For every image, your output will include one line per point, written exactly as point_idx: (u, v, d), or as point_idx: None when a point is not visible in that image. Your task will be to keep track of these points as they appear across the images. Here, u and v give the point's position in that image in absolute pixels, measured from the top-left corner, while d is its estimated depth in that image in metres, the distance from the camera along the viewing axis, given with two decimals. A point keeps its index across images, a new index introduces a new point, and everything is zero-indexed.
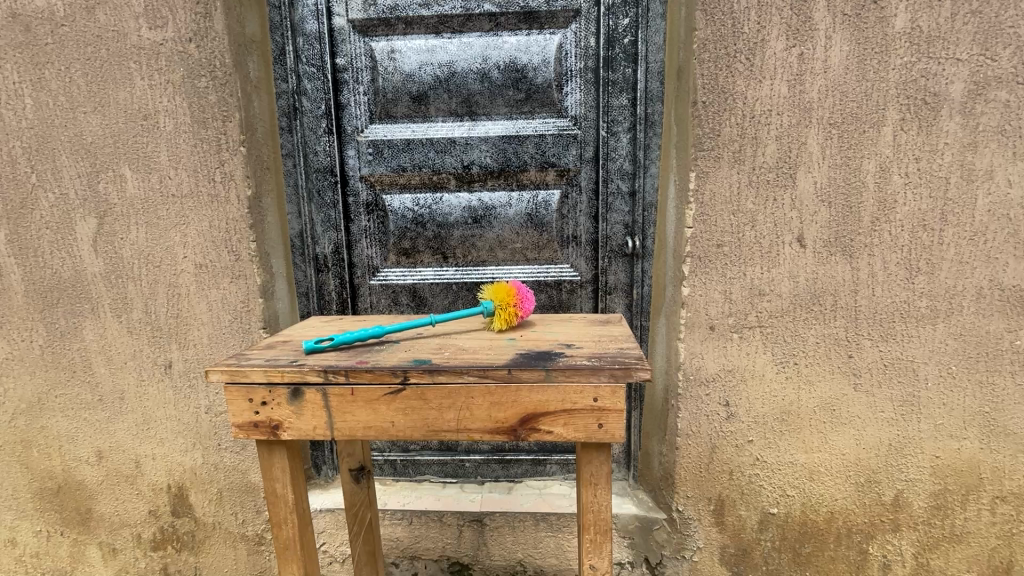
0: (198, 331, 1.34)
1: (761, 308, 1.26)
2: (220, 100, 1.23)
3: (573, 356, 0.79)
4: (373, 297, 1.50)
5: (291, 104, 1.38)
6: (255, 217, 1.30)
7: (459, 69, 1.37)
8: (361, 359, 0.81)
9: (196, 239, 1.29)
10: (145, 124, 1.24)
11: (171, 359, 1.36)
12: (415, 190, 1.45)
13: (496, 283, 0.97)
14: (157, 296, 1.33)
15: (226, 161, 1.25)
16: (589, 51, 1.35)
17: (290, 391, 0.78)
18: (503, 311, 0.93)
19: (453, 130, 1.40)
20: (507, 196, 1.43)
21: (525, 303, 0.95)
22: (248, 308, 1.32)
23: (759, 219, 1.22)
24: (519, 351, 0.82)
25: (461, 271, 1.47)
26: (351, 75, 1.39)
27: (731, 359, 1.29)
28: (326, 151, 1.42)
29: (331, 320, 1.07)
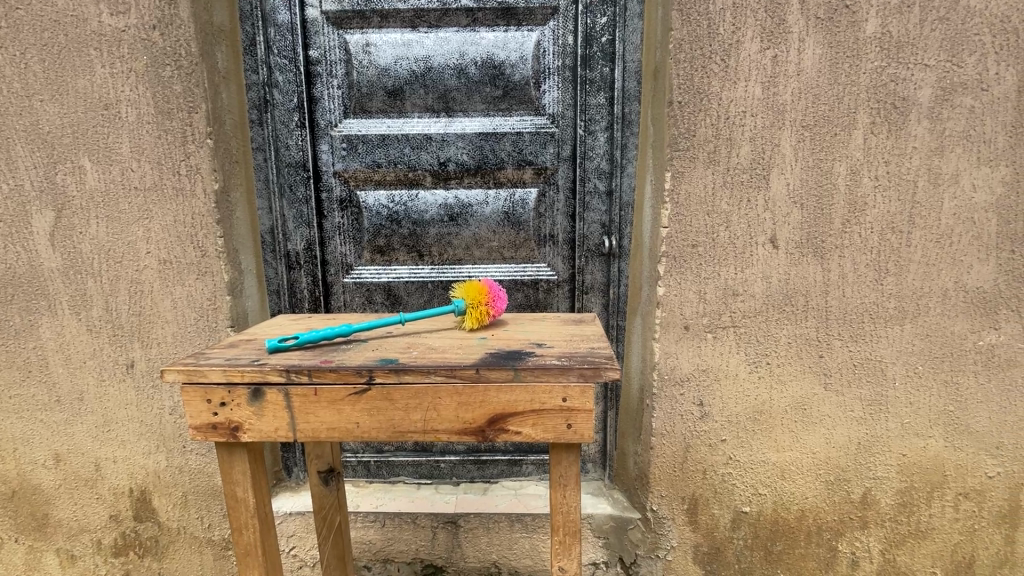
0: (162, 329, 1.30)
1: (735, 308, 1.27)
2: (186, 90, 1.19)
3: (544, 356, 0.78)
4: (346, 295, 1.47)
5: (261, 96, 1.34)
6: (223, 212, 1.26)
7: (435, 64, 1.35)
8: (326, 358, 0.79)
9: (159, 234, 1.25)
10: (106, 113, 1.20)
11: (134, 359, 1.32)
12: (390, 186, 1.42)
13: (468, 282, 0.95)
14: (119, 293, 1.28)
15: (192, 153, 1.21)
16: (567, 49, 1.34)
17: (250, 392, 0.75)
18: (474, 310, 0.91)
19: (429, 127, 1.38)
20: (484, 194, 1.42)
21: (497, 302, 0.94)
22: (214, 306, 1.28)
23: (733, 220, 1.23)
24: (489, 351, 0.81)
25: (436, 269, 1.45)
26: (325, 68, 1.36)
27: (705, 359, 1.29)
28: (298, 146, 1.38)
29: (299, 319, 1.05)
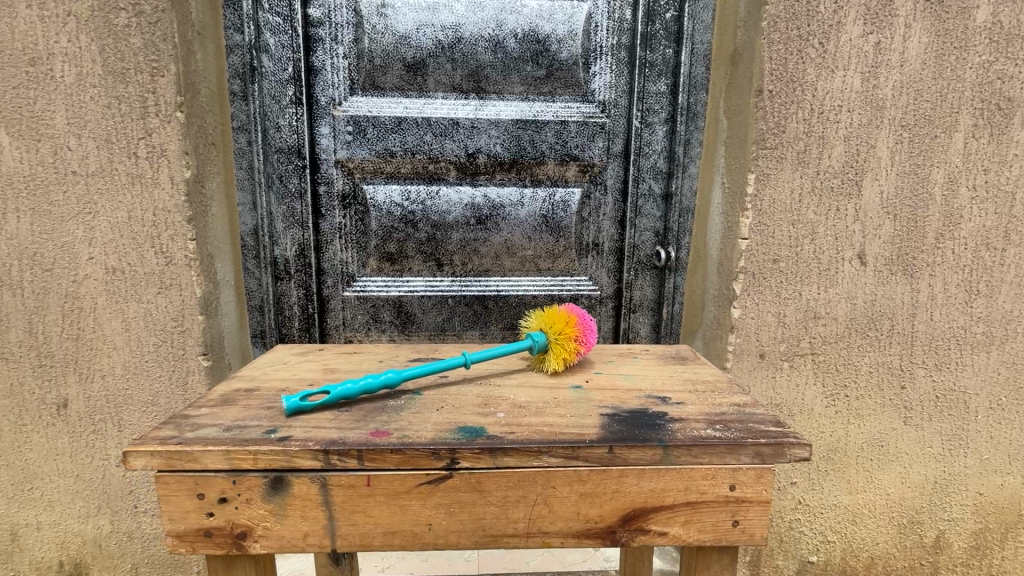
0: (109, 358, 0.99)
1: (816, 332, 1.10)
2: (147, 45, 0.89)
3: (686, 421, 0.56)
4: (346, 312, 1.21)
5: (246, 62, 1.06)
6: (195, 208, 0.97)
7: (466, 34, 1.11)
8: (377, 426, 0.54)
9: (108, 234, 0.95)
10: (31, 70, 0.88)
11: (68, 396, 1.01)
12: (405, 180, 1.17)
13: (551, 309, 0.73)
14: (48, 311, 0.97)
15: (155, 129, 0.92)
16: (623, 26, 1.14)
17: (268, 481, 0.50)
18: (560, 346, 0.69)
19: (456, 110, 1.14)
20: (518, 193, 1.19)
21: (587, 339, 0.71)
22: (182, 329, 0.99)
23: (819, 231, 1.05)
24: (602, 412, 0.58)
25: (458, 282, 1.21)
26: (328, 31, 1.09)
27: (780, 392, 1.11)
28: (291, 127, 1.11)
29: (308, 353, 0.79)
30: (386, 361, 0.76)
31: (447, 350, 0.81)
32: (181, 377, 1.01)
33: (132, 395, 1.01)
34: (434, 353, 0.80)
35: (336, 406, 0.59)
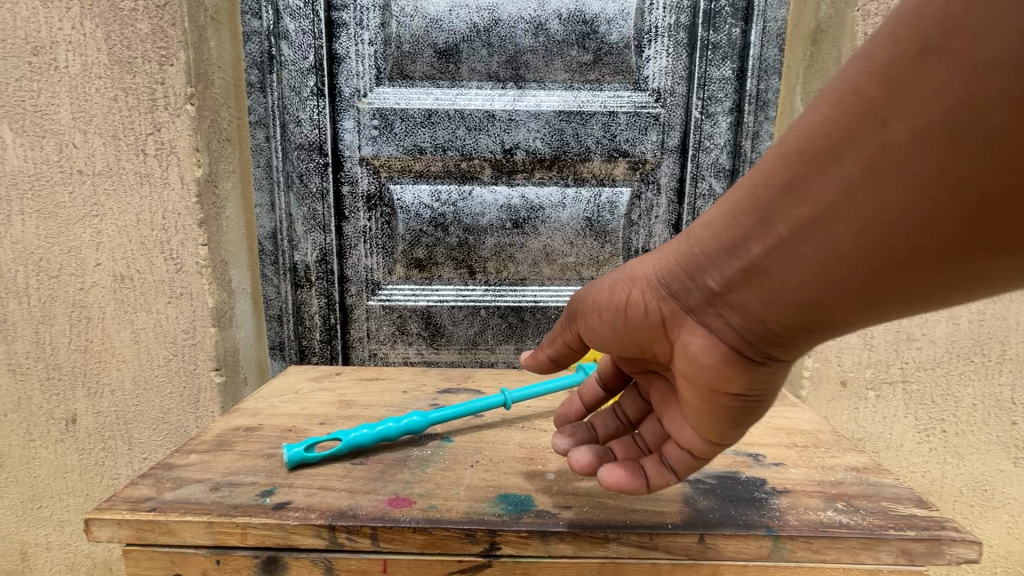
0: (118, 372, 0.92)
1: (910, 357, 0.93)
2: (156, 31, 0.81)
3: (794, 495, 0.43)
4: (371, 323, 1.11)
5: (265, 51, 0.97)
6: (207, 210, 0.89)
7: (504, 16, 1.00)
8: (398, 490, 0.43)
9: (115, 239, 0.87)
10: (33, 60, 0.81)
11: (76, 412, 0.94)
12: (434, 179, 1.06)
13: None
14: (55, 321, 0.90)
15: (165, 124, 0.84)
16: (683, 2, 1.00)
17: (260, 562, 0.40)
18: None
19: (492, 101, 1.03)
20: (560, 193, 1.07)
21: None
22: (194, 342, 0.91)
23: None
24: (680, 477, 0.46)
25: (492, 291, 1.10)
26: (352, 15, 0.99)
27: (863, 425, 0.96)
28: (313, 121, 1.02)
29: (323, 379, 0.69)
30: (411, 392, 0.65)
31: (482, 379, 0.70)
32: (193, 393, 0.93)
33: (142, 412, 0.94)
34: (466, 382, 0.69)
35: (349, 457, 0.49)
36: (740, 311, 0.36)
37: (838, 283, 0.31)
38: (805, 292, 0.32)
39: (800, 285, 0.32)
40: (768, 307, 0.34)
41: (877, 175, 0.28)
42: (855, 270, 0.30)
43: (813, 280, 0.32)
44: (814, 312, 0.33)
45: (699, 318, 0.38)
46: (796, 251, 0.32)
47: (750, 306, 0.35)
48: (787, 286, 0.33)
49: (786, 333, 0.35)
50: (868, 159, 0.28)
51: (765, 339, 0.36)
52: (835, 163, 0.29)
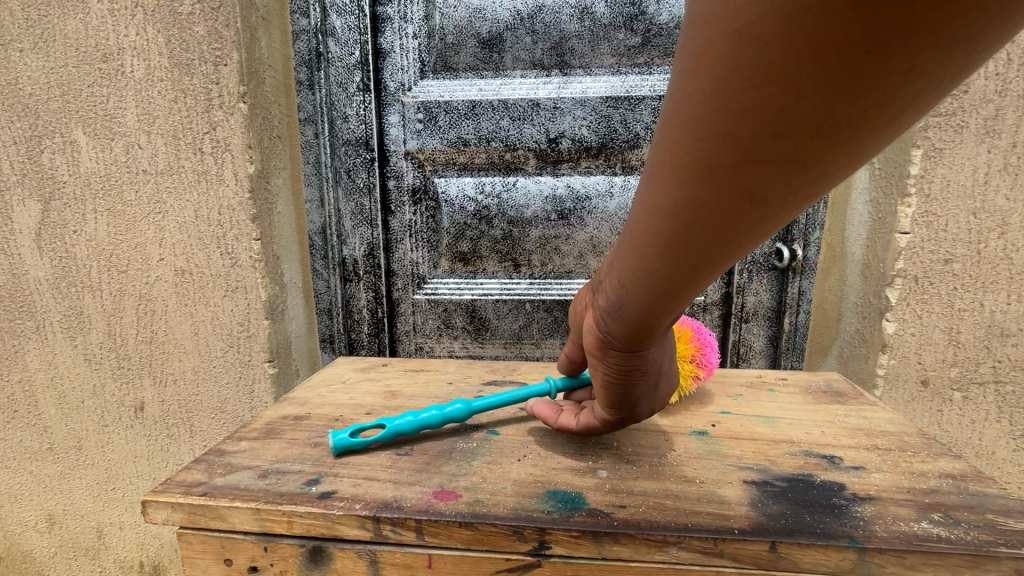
0: (180, 362, 0.96)
1: (1004, 355, 0.83)
2: (211, 33, 0.84)
3: (881, 503, 0.38)
4: (417, 317, 1.11)
5: (313, 48, 0.99)
6: (260, 206, 0.91)
7: (548, 1, 0.97)
8: (443, 483, 0.42)
9: (177, 235, 0.91)
10: (103, 67, 0.86)
11: (143, 400, 0.99)
12: (478, 172, 1.05)
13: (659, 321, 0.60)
14: (124, 313, 0.95)
15: (220, 123, 0.87)
16: None
17: (305, 551, 0.40)
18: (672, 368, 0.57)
19: (536, 89, 1.00)
20: (608, 182, 1.03)
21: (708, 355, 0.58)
22: (248, 334, 0.94)
23: (1014, 222, 0.79)
24: (746, 478, 0.42)
25: (537, 285, 1.08)
26: (397, 9, 1.00)
27: (947, 429, 0.87)
28: (359, 116, 1.03)
29: (370, 370, 0.69)
30: (456, 384, 0.63)
31: (528, 372, 0.68)
32: (248, 384, 0.96)
33: (202, 401, 0.98)
34: (512, 375, 0.67)
35: (394, 447, 0.48)
36: (630, 249, 0.35)
37: (697, 198, 0.28)
38: (669, 217, 0.30)
39: (664, 211, 0.31)
40: (648, 241, 0.33)
41: (694, 94, 0.26)
42: (705, 177, 0.27)
43: (670, 203, 0.30)
44: (691, 229, 0.30)
45: (608, 269, 0.39)
46: (650, 181, 0.31)
47: (634, 243, 0.34)
48: (655, 214, 0.31)
49: (677, 258, 0.32)
50: (682, 60, 0.26)
51: (658, 268, 0.33)
52: (667, 94, 0.28)
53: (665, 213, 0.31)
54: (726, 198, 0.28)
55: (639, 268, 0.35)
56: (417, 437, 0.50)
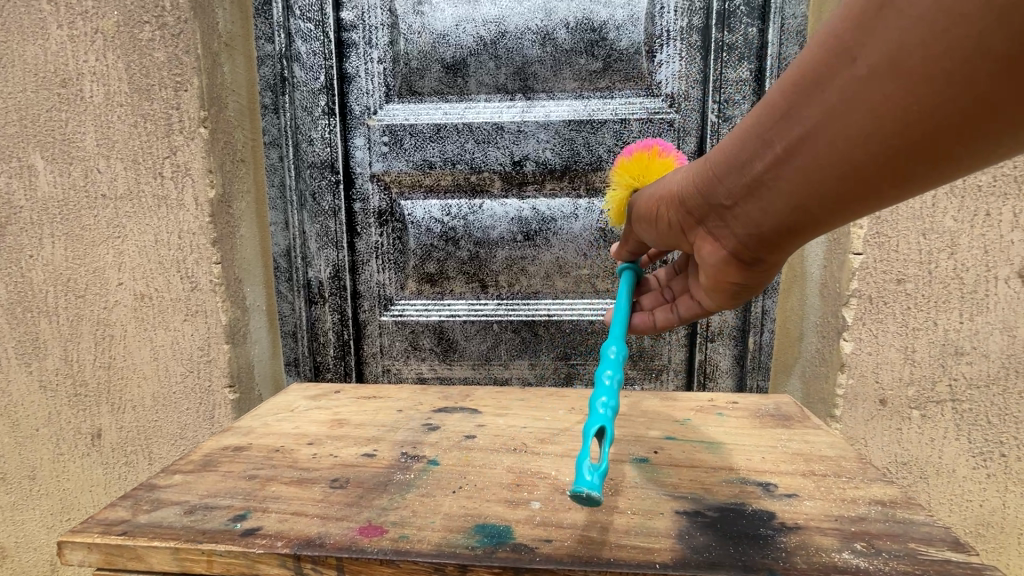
0: (138, 388, 0.94)
1: (959, 374, 0.84)
2: (171, 59, 0.84)
3: (807, 533, 0.38)
4: (385, 338, 1.11)
5: (278, 73, 1.00)
6: (221, 229, 0.91)
7: (510, 27, 0.99)
8: (372, 518, 0.41)
9: (135, 260, 0.90)
10: (63, 92, 0.85)
11: (99, 428, 0.96)
12: (445, 194, 1.05)
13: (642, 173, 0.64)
14: (80, 339, 0.93)
15: (180, 147, 0.86)
16: (695, 4, 0.96)
17: None
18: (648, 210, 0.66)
19: (500, 113, 1.01)
20: (572, 204, 1.04)
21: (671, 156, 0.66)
22: (208, 359, 0.92)
23: (962, 243, 0.81)
24: (678, 508, 0.42)
25: (504, 305, 1.08)
26: (362, 35, 1.01)
27: (908, 448, 0.87)
28: (324, 140, 1.03)
29: (321, 398, 0.68)
30: (405, 412, 0.63)
31: (480, 398, 0.67)
32: (208, 409, 0.94)
33: (160, 428, 0.95)
34: (464, 401, 0.66)
35: (330, 480, 0.47)
36: (779, 204, 0.39)
37: (863, 172, 0.33)
38: (832, 170, 0.34)
39: (827, 177, 0.35)
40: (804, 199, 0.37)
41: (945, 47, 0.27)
42: (883, 159, 0.32)
43: (836, 168, 0.34)
44: (846, 197, 0.35)
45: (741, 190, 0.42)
46: (818, 146, 0.34)
47: (781, 194, 0.39)
48: (815, 175, 0.35)
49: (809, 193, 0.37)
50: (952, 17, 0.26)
51: (802, 218, 0.39)
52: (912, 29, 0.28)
53: (829, 178, 0.35)
54: (892, 173, 0.32)
55: (786, 217, 0.40)
56: (355, 469, 0.49)
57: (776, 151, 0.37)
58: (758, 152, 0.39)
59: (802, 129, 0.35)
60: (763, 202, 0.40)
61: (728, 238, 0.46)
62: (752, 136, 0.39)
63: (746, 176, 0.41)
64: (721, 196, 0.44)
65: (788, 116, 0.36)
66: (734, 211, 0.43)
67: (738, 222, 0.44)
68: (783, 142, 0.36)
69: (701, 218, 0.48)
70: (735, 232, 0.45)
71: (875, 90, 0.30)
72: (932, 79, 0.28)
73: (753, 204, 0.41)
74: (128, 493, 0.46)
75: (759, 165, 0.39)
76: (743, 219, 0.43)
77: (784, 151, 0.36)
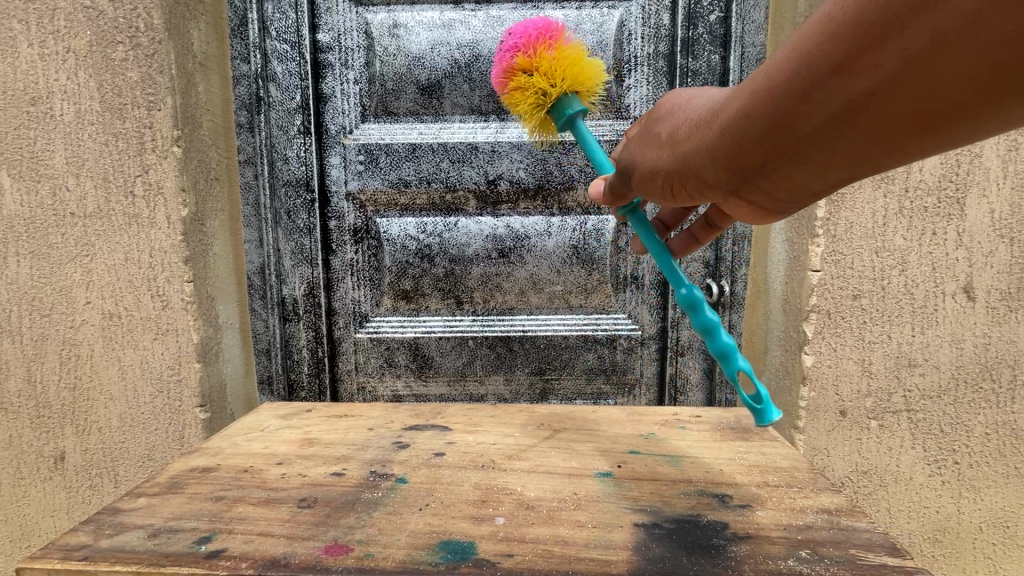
0: (105, 409, 0.92)
1: (913, 385, 0.88)
2: (144, 78, 0.84)
3: (756, 542, 0.40)
4: (359, 355, 1.11)
5: (253, 93, 1.01)
6: (193, 247, 0.90)
7: (484, 51, 1.02)
8: (338, 536, 0.42)
9: (104, 278, 0.89)
10: (31, 110, 0.84)
11: (63, 451, 0.93)
12: (420, 212, 1.07)
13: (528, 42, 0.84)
14: (44, 359, 0.90)
15: (153, 166, 0.86)
16: (661, 32, 1.01)
17: None
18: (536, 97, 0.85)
19: (474, 133, 1.04)
20: (545, 222, 1.07)
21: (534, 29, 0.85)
22: (178, 378, 0.91)
23: (912, 260, 0.86)
24: (637, 520, 0.43)
25: (479, 321, 1.09)
26: (338, 56, 1.03)
27: (868, 457, 0.90)
28: (300, 158, 1.04)
29: (292, 418, 0.68)
30: (376, 430, 0.63)
31: (451, 415, 0.68)
32: (178, 430, 0.93)
33: (127, 449, 0.93)
34: (435, 418, 0.67)
35: (298, 500, 0.47)
36: (826, 161, 0.41)
37: (916, 123, 0.35)
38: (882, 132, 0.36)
39: (882, 133, 0.36)
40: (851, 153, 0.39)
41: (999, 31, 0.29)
42: (938, 112, 0.34)
43: (892, 125, 0.36)
44: (892, 146, 0.37)
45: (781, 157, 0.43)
46: (875, 109, 0.35)
47: (829, 151, 0.40)
48: (867, 132, 0.37)
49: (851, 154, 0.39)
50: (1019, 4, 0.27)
51: (844, 168, 0.41)
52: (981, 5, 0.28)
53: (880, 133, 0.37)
54: (941, 121, 0.35)
55: (830, 170, 0.42)
56: (323, 488, 0.49)
57: (823, 116, 0.37)
58: (801, 117, 0.38)
59: (858, 93, 0.35)
60: (808, 161, 0.41)
61: (764, 192, 0.47)
62: (790, 100, 0.38)
63: (787, 140, 0.40)
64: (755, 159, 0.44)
65: (837, 80, 0.35)
66: (773, 170, 0.44)
67: (775, 179, 0.45)
68: (835, 106, 0.36)
69: (730, 180, 0.48)
70: (773, 186, 0.46)
71: (944, 53, 0.31)
72: (1000, 44, 0.29)
73: (795, 166, 0.42)
74: (90, 518, 0.46)
75: (803, 129, 0.39)
76: (782, 175, 0.44)
77: (834, 115, 0.37)
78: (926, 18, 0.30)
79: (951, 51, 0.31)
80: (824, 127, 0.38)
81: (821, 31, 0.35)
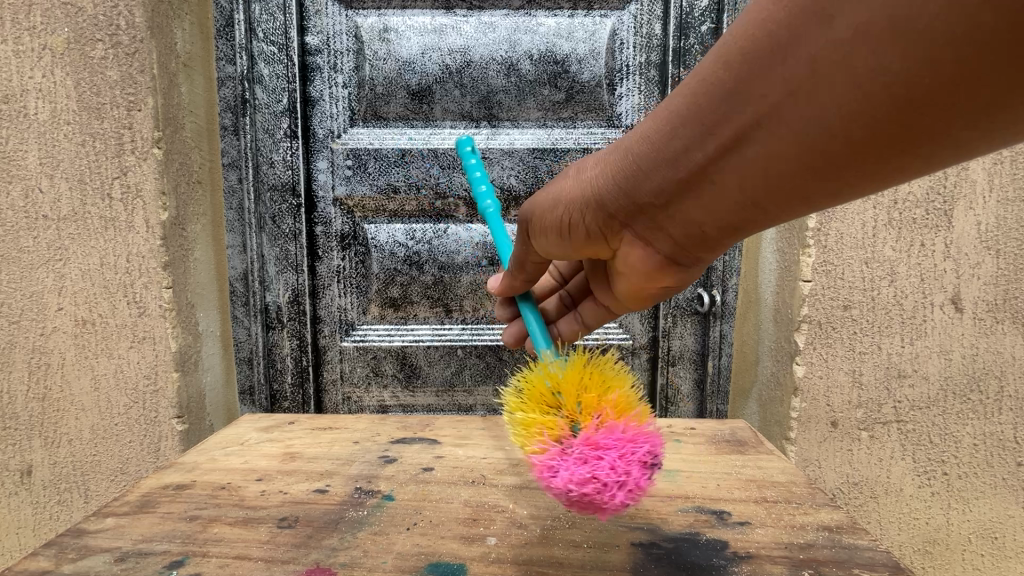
0: (76, 421, 0.88)
1: (902, 396, 0.88)
2: (125, 78, 0.82)
3: (757, 561, 0.39)
4: (345, 364, 1.09)
5: (238, 95, 0.99)
6: (173, 252, 0.87)
7: (476, 57, 1.01)
8: (320, 559, 0.40)
9: (78, 283, 0.85)
10: (4, 108, 0.81)
11: (29, 465, 0.88)
12: (409, 218, 1.05)
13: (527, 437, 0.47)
14: (13, 368, 0.86)
15: (131, 168, 0.83)
16: (652, 41, 1.01)
17: None
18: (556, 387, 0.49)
19: None
20: None
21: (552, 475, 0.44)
22: (155, 389, 0.87)
23: (900, 272, 0.86)
24: (635, 540, 0.42)
25: (469, 330, 1.07)
26: (326, 59, 1.01)
27: (857, 468, 0.90)
28: (286, 162, 1.02)
29: (274, 430, 0.65)
30: (362, 443, 0.61)
31: (440, 427, 0.66)
32: (152, 442, 0.89)
33: (100, 463, 0.89)
34: (423, 431, 0.65)
35: (278, 519, 0.45)
36: (717, 201, 0.38)
37: (804, 168, 0.32)
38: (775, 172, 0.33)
39: (772, 174, 0.33)
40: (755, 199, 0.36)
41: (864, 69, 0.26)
42: (819, 159, 0.31)
43: (780, 167, 0.33)
44: (781, 192, 0.35)
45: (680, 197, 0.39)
46: (761, 143, 0.32)
47: (723, 187, 0.36)
48: (757, 171, 0.34)
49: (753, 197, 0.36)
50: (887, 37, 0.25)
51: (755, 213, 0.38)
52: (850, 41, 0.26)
53: (780, 181, 0.34)
54: (837, 170, 0.32)
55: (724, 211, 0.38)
56: (305, 506, 0.47)
57: (712, 146, 0.35)
58: (693, 146, 0.36)
59: (745, 123, 0.32)
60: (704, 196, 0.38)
61: (668, 234, 0.44)
62: (685, 128, 0.36)
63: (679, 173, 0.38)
64: (651, 193, 0.41)
65: (728, 108, 0.33)
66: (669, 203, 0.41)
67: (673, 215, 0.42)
68: (724, 135, 0.34)
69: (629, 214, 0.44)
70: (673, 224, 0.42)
71: (823, 87, 0.28)
72: (876, 88, 0.26)
73: (693, 202, 0.39)
74: (52, 540, 0.43)
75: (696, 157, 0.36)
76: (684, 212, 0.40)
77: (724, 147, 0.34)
78: (802, 46, 0.28)
79: (829, 88, 0.28)
80: (717, 157, 0.35)
81: (715, 53, 0.33)
